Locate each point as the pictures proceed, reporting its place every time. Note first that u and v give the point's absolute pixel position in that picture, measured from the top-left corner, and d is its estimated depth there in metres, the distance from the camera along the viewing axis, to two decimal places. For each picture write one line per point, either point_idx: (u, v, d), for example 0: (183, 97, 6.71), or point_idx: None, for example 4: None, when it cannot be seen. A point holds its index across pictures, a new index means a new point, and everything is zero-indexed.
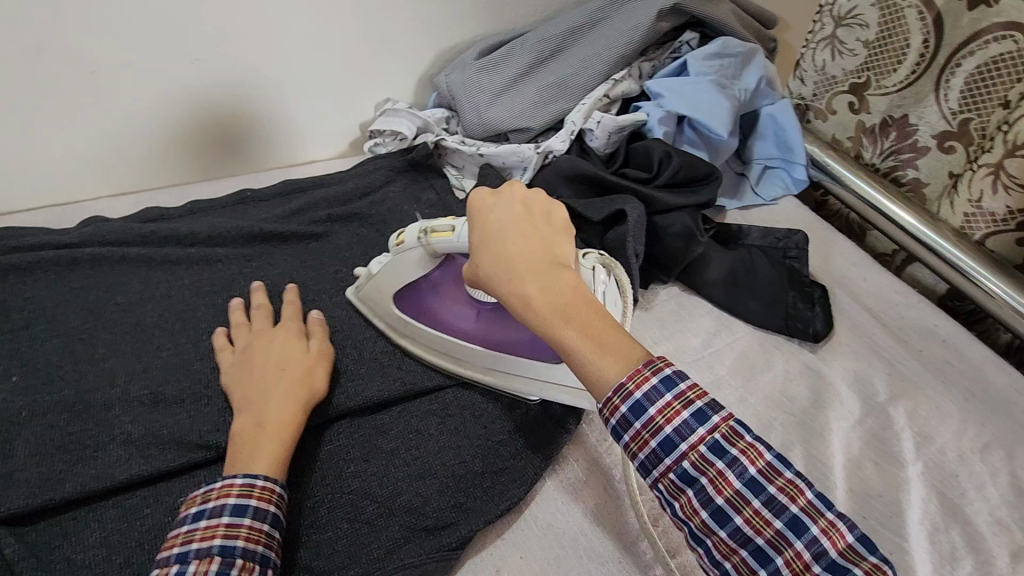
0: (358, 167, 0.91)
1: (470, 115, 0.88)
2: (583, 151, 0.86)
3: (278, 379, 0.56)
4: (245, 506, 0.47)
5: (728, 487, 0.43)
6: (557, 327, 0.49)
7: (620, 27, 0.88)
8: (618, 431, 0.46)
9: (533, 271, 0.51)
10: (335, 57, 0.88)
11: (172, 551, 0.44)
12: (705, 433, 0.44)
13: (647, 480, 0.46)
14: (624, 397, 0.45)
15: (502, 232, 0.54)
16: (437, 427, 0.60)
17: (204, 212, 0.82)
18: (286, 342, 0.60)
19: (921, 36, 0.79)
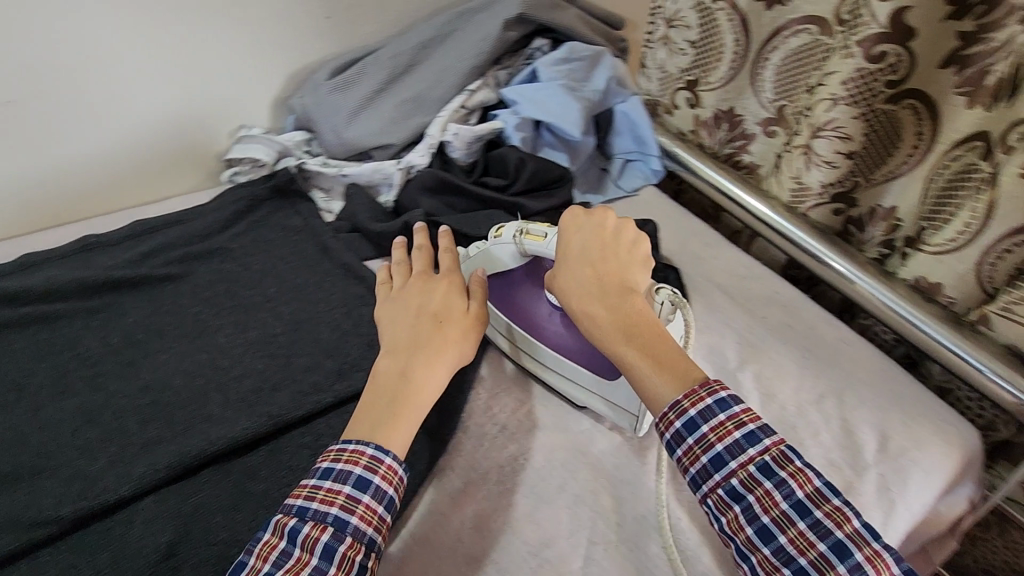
0: (217, 198, 0.87)
1: (328, 135, 0.88)
2: (445, 163, 0.86)
3: (432, 336, 0.59)
4: (367, 481, 0.51)
5: (774, 506, 0.48)
6: (621, 349, 0.56)
7: (470, 38, 0.90)
8: (671, 446, 0.52)
9: (604, 296, 0.58)
10: (179, 87, 0.84)
11: (297, 503, 0.49)
12: (754, 454, 0.50)
13: (697, 494, 0.52)
14: (679, 413, 0.52)
15: (584, 256, 0.60)
16: (310, 460, 0.59)
17: (40, 265, 0.75)
18: (447, 295, 0.63)
19: (732, 35, 0.87)
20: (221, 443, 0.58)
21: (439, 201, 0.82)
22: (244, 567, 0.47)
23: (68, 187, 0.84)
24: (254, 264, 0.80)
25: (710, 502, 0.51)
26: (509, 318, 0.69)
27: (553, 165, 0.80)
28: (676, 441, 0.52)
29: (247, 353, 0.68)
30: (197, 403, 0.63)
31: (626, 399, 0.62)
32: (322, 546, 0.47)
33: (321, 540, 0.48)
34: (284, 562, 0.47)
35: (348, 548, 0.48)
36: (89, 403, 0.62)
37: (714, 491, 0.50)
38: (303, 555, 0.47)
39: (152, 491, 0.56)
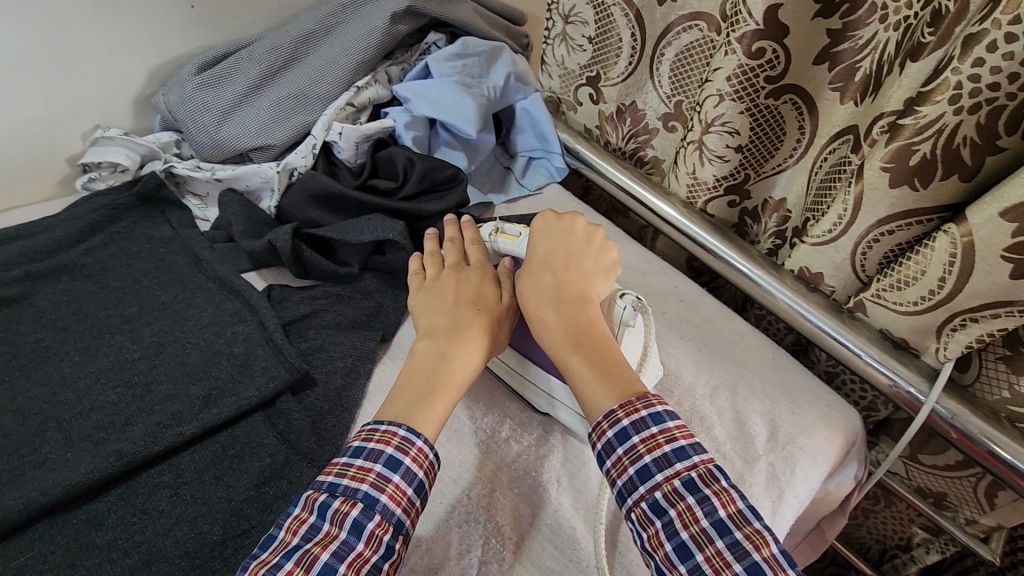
0: (69, 209, 0.77)
1: (200, 137, 0.80)
2: (331, 165, 0.81)
3: (472, 320, 0.59)
4: (399, 461, 0.50)
5: (694, 523, 0.47)
6: (567, 356, 0.57)
7: (355, 32, 0.85)
8: (602, 454, 0.53)
9: (559, 303, 0.59)
10: (11, 82, 0.73)
11: (326, 479, 0.49)
12: (681, 469, 0.50)
13: (621, 507, 0.51)
14: (612, 423, 0.52)
15: (547, 263, 0.62)
16: (169, 500, 0.53)
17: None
18: (483, 285, 0.63)
19: (628, 30, 0.86)
20: (56, 491, 0.51)
21: (325, 209, 0.76)
22: (272, 540, 0.46)
23: None
24: (110, 282, 0.71)
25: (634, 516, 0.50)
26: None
27: (444, 164, 0.76)
28: (606, 449, 0.52)
29: (95, 384, 0.60)
30: (31, 446, 0.55)
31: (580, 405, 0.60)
32: (350, 524, 0.46)
33: (351, 516, 0.47)
34: (312, 536, 0.46)
35: (377, 526, 0.47)
36: None
37: (638, 504, 0.50)
38: (330, 531, 0.46)
39: None
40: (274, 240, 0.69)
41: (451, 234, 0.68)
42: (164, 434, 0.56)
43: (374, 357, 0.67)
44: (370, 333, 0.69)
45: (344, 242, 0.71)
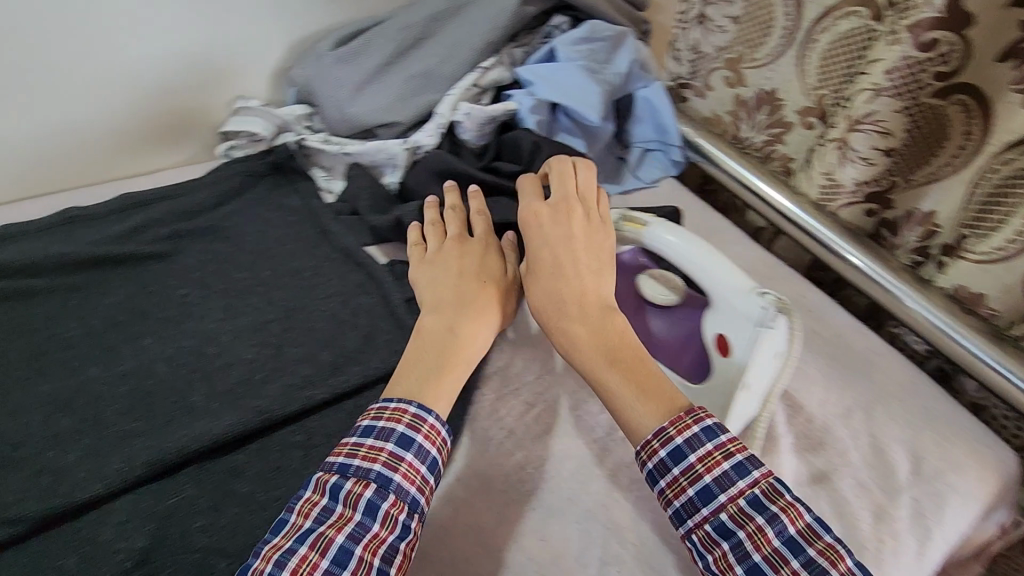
0: (211, 174, 0.82)
1: (332, 112, 0.81)
2: (455, 145, 0.81)
3: (477, 295, 0.60)
4: (410, 441, 0.49)
5: (767, 543, 0.44)
6: (602, 374, 0.53)
7: (486, 11, 0.84)
8: (652, 475, 0.49)
9: (586, 313, 0.56)
10: (169, 52, 0.78)
11: (337, 460, 0.48)
12: (744, 486, 0.46)
13: (681, 529, 0.48)
14: (663, 441, 0.49)
15: (562, 266, 0.58)
16: (301, 461, 0.55)
17: (19, 237, 0.71)
18: (484, 258, 0.63)
19: (783, 9, 0.82)
20: (204, 439, 0.54)
21: (449, 188, 0.77)
22: (285, 524, 0.45)
23: (51, 155, 0.78)
24: (245, 245, 0.75)
25: (696, 539, 0.47)
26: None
27: (570, 151, 0.74)
28: (658, 470, 0.49)
29: (235, 342, 0.63)
30: (180, 393, 0.58)
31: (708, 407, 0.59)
32: (364, 504, 0.46)
33: (366, 497, 0.46)
34: (324, 519, 0.45)
35: (393, 505, 0.46)
36: (64, 388, 0.57)
37: (702, 527, 0.47)
38: (346, 512, 0.46)
39: (129, 489, 0.51)
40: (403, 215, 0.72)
41: (453, 204, 0.69)
42: (299, 393, 0.59)
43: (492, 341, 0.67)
44: None
45: None
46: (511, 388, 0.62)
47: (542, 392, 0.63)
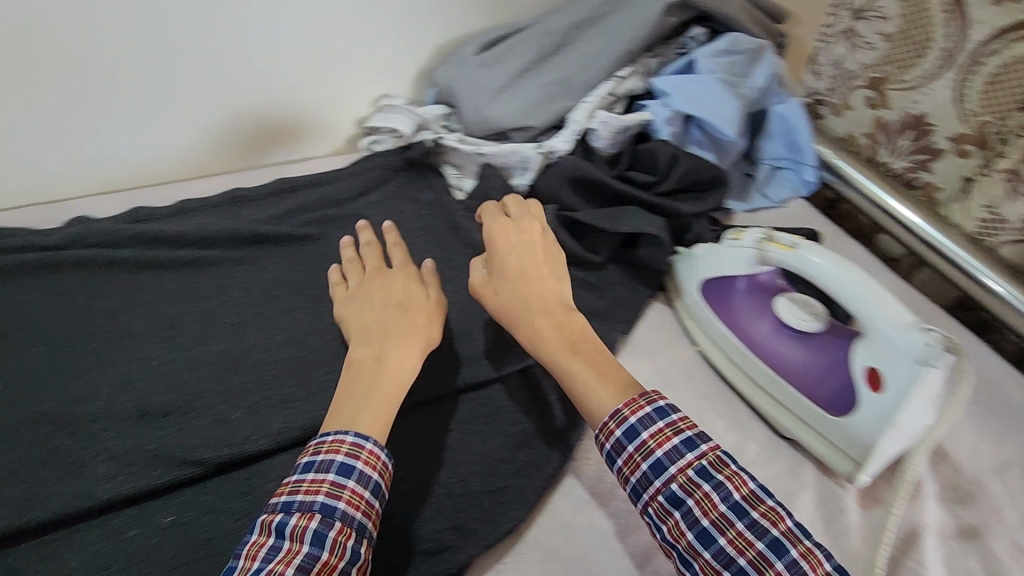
0: (353, 165, 0.88)
1: (469, 113, 0.84)
2: (588, 153, 0.82)
3: (394, 320, 0.57)
4: (351, 469, 0.47)
5: (714, 509, 0.46)
6: (568, 362, 0.56)
7: (627, 21, 0.85)
8: (612, 456, 0.51)
9: (547, 311, 0.58)
10: (330, 52, 0.84)
11: (279, 500, 0.46)
12: (692, 459, 0.48)
13: (638, 504, 0.49)
14: (619, 422, 0.50)
15: (522, 270, 0.60)
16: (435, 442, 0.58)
17: (194, 212, 0.79)
18: (407, 285, 0.61)
19: (943, 29, 0.78)
20: None
21: (580, 194, 0.77)
22: (232, 570, 0.43)
23: (219, 139, 0.86)
24: (383, 235, 0.79)
25: (651, 512, 0.48)
26: (725, 328, 0.66)
27: (708, 165, 0.73)
28: (615, 451, 0.50)
29: None
30: (329, 367, 0.63)
31: (848, 442, 0.56)
32: (309, 536, 0.44)
33: (312, 529, 0.44)
34: (273, 556, 0.43)
35: (340, 534, 0.44)
36: (231, 351, 0.63)
37: (655, 499, 0.48)
38: (293, 546, 0.44)
39: (287, 448, 0.57)
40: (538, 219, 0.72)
41: (367, 239, 0.68)
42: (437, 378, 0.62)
43: (614, 348, 0.68)
44: (613, 323, 0.70)
45: (597, 229, 0.73)
46: None
47: None
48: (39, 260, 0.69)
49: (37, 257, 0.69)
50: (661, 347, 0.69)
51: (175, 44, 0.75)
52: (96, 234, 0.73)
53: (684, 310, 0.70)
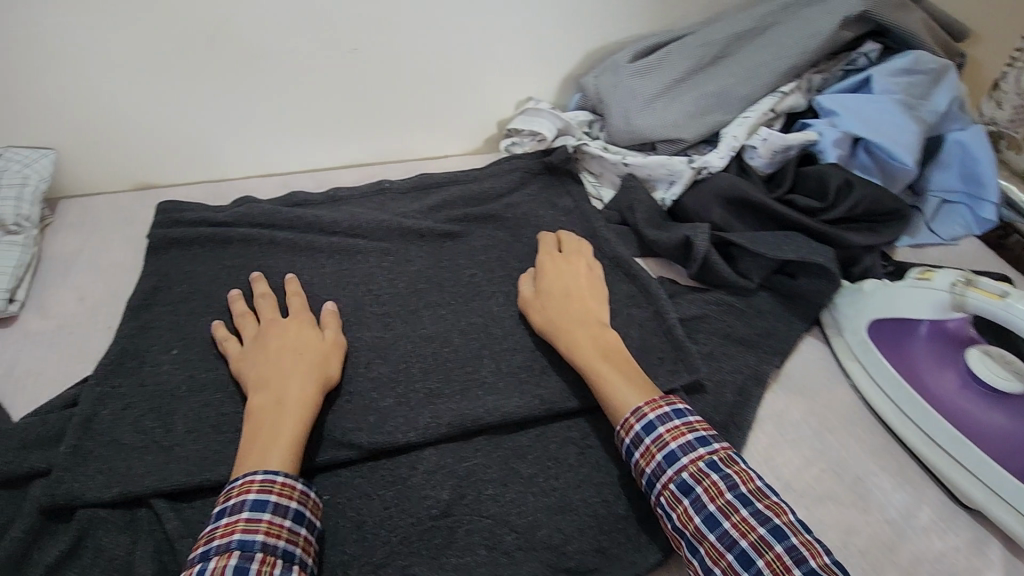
0: (492, 165, 0.88)
1: (617, 120, 0.82)
2: (742, 170, 0.77)
3: (297, 360, 0.56)
4: (264, 504, 0.46)
5: (720, 495, 0.49)
6: (595, 363, 0.58)
7: (796, 34, 0.79)
8: (630, 449, 0.54)
9: (582, 323, 0.62)
10: (482, 53, 0.84)
11: (196, 549, 0.45)
12: (702, 452, 0.52)
13: (652, 494, 0.52)
14: (638, 417, 0.54)
15: (565, 289, 0.66)
16: (576, 457, 0.57)
17: (345, 200, 0.83)
18: (299, 328, 0.60)
19: None
20: (497, 414, 0.58)
21: (733, 215, 0.73)
22: None
23: (368, 131, 0.89)
24: (522, 238, 0.79)
25: (663, 501, 0.51)
26: (900, 376, 0.60)
27: (884, 197, 0.68)
28: (634, 444, 0.54)
29: (518, 327, 0.67)
30: (471, 367, 0.63)
31: None
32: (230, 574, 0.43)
33: (231, 566, 0.43)
34: None
35: (262, 565, 0.44)
36: (380, 340, 0.65)
37: (667, 486, 0.51)
38: None
39: (433, 443, 0.57)
40: (694, 236, 0.69)
41: (263, 290, 0.65)
42: (580, 392, 0.61)
43: (765, 382, 0.64)
44: (763, 355, 0.66)
45: (752, 254, 0.68)
46: (787, 437, 0.60)
47: (821, 451, 0.59)
48: (209, 235, 0.73)
49: (207, 231, 0.74)
50: (816, 387, 0.64)
51: (345, 40, 0.78)
52: (259, 213, 0.77)
53: (844, 351, 0.65)
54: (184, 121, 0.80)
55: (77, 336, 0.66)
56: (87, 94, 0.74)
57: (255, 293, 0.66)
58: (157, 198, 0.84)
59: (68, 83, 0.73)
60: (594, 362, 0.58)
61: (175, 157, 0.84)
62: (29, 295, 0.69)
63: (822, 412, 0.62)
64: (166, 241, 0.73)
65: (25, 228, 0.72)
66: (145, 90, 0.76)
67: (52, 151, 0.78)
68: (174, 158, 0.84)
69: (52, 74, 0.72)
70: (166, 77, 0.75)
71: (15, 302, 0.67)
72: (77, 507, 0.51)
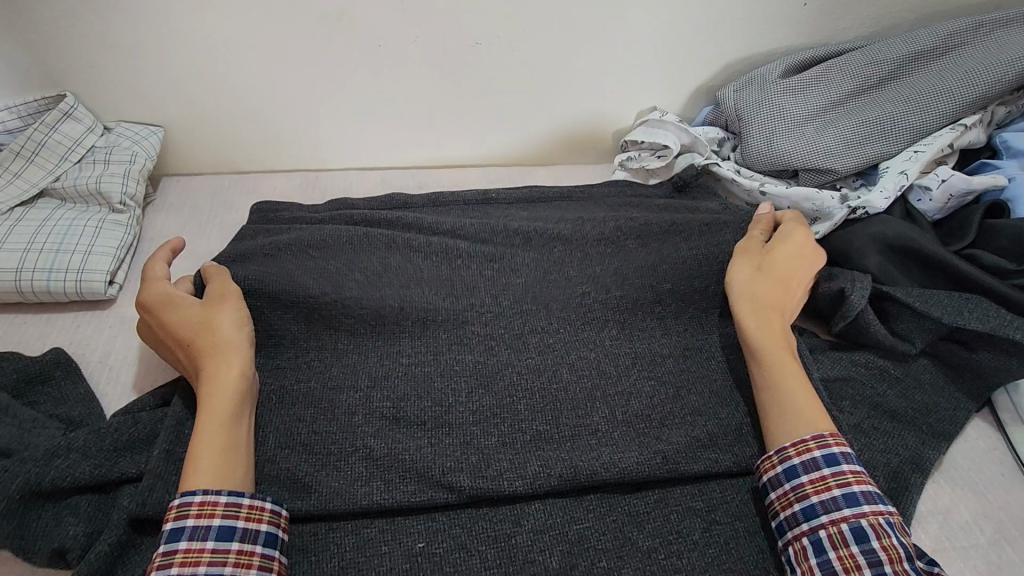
0: (607, 186, 0.80)
1: (758, 142, 0.72)
2: (908, 215, 0.66)
3: (202, 348, 0.53)
4: (180, 533, 0.44)
5: (900, 561, 0.44)
6: (785, 364, 0.54)
7: (987, 60, 0.68)
8: (796, 469, 0.49)
9: (777, 319, 0.58)
10: (611, 55, 0.77)
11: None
12: (882, 509, 0.47)
13: (805, 523, 0.47)
14: (821, 445, 0.50)
15: (782, 274, 0.60)
16: (702, 534, 0.50)
17: (445, 206, 0.77)
18: (187, 306, 0.56)
19: None
20: (614, 470, 0.51)
21: (894, 264, 0.63)
22: None
23: (476, 130, 0.83)
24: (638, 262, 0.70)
25: (822, 535, 0.46)
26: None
27: None
28: (807, 467, 0.49)
29: (636, 368, 0.59)
30: (582, 409, 0.56)
31: None
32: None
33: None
34: None
35: None
36: (481, 366, 0.58)
37: (837, 524, 0.46)
38: None
39: (539, 496, 0.51)
40: (850, 291, 0.59)
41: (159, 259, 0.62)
42: (708, 454, 0.53)
43: (927, 470, 0.54)
44: (925, 437, 0.56)
45: (917, 316, 0.58)
46: (956, 544, 0.50)
47: (997, 566, 0.49)
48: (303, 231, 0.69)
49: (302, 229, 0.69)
50: (987, 482, 0.54)
51: (469, 33, 0.72)
52: (358, 218, 0.72)
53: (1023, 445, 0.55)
54: (295, 108, 0.77)
55: None
56: (202, 73, 0.72)
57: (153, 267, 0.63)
58: (256, 184, 0.81)
59: (185, 60, 0.70)
60: (783, 362, 0.54)
61: (278, 143, 0.81)
62: (127, 278, 0.67)
63: (996, 515, 0.52)
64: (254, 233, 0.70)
65: (129, 208, 0.70)
66: (259, 73, 0.73)
67: (161, 129, 0.76)
68: (277, 144, 0.81)
69: (170, 51, 0.69)
70: (283, 63, 0.72)
71: (114, 285, 0.65)
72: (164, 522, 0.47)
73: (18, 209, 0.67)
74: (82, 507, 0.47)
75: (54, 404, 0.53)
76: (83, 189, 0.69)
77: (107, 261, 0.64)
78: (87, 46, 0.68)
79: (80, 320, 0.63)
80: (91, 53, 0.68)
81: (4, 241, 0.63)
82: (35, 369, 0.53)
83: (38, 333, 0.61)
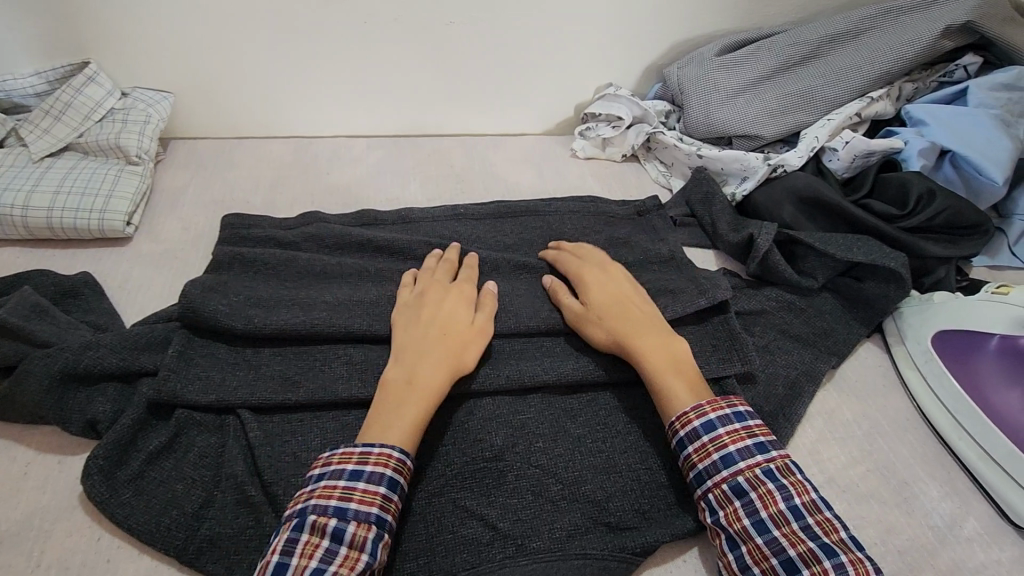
0: (574, 200, 0.82)
1: (696, 112, 0.83)
2: (819, 172, 0.78)
3: (438, 341, 0.57)
4: (398, 484, 0.49)
5: (774, 504, 0.49)
6: (668, 377, 0.56)
7: (892, 40, 0.79)
8: (682, 441, 0.53)
9: (640, 340, 0.58)
10: (573, 37, 0.87)
11: (330, 503, 0.46)
12: (759, 460, 0.51)
13: (699, 488, 0.52)
14: (699, 414, 0.53)
15: (612, 303, 0.61)
16: (625, 426, 0.59)
17: (415, 222, 0.78)
18: (456, 306, 0.60)
19: None
20: (553, 374, 0.60)
21: (805, 214, 0.73)
22: (285, 569, 0.43)
23: (452, 101, 0.93)
24: (589, 215, 0.79)
25: (711, 496, 0.51)
26: (959, 386, 0.60)
27: (969, 210, 0.68)
28: (690, 437, 0.53)
29: None
30: None
31: None
32: (369, 546, 0.46)
33: (370, 538, 0.46)
34: (331, 558, 0.44)
35: (385, 546, 0.47)
36: None
37: (720, 485, 0.51)
38: (351, 552, 0.45)
39: (488, 393, 0.60)
40: (757, 234, 0.69)
41: (448, 257, 0.68)
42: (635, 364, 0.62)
43: (820, 380, 0.64)
44: (821, 353, 0.65)
45: (819, 253, 0.68)
46: (836, 435, 0.60)
47: (869, 452, 0.59)
48: (277, 255, 0.69)
49: (275, 253, 0.69)
50: (870, 391, 0.64)
51: (444, 13, 0.82)
52: (330, 239, 0.73)
53: (906, 360, 0.65)
54: (290, 77, 0.87)
55: (179, 259, 0.73)
56: (209, 44, 0.82)
57: (443, 256, 0.68)
58: (256, 148, 0.91)
59: (197, 34, 0.80)
60: (666, 379, 0.56)
61: (275, 113, 0.91)
62: (141, 221, 0.77)
63: (873, 415, 0.62)
64: (230, 256, 0.69)
65: (144, 160, 0.80)
66: (259, 46, 0.83)
67: (171, 95, 0.86)
68: (273, 111, 0.90)
69: (178, 24, 0.79)
70: (281, 37, 0.82)
71: (131, 225, 0.75)
72: (176, 407, 0.56)
73: (48, 158, 0.77)
74: (108, 392, 0.57)
75: (82, 312, 0.63)
76: (104, 143, 0.79)
77: (125, 205, 0.74)
78: (109, 19, 0.77)
79: (101, 254, 0.72)
80: (112, 25, 0.78)
81: (37, 183, 0.73)
82: (67, 284, 0.64)
83: (66, 262, 0.71)
